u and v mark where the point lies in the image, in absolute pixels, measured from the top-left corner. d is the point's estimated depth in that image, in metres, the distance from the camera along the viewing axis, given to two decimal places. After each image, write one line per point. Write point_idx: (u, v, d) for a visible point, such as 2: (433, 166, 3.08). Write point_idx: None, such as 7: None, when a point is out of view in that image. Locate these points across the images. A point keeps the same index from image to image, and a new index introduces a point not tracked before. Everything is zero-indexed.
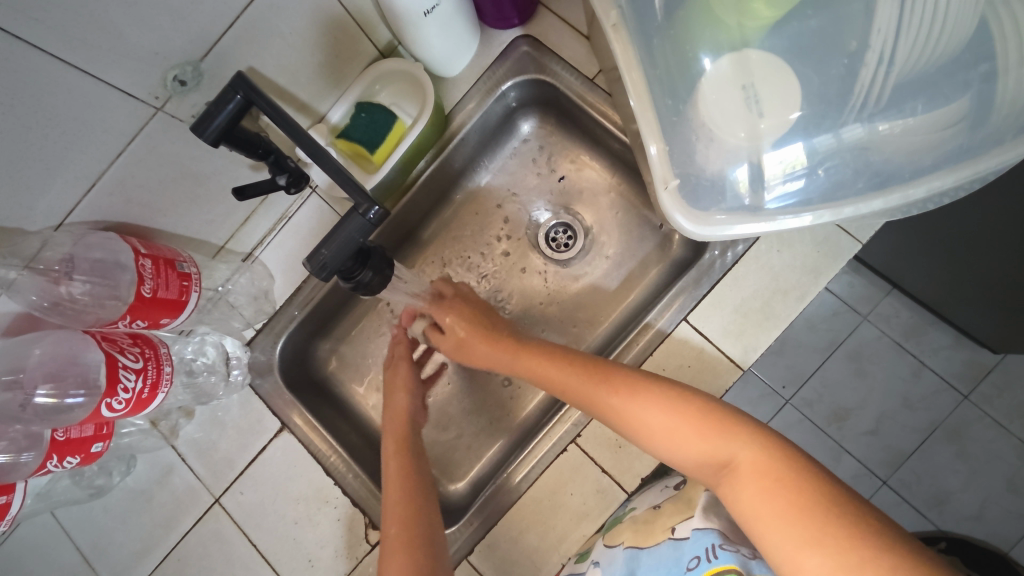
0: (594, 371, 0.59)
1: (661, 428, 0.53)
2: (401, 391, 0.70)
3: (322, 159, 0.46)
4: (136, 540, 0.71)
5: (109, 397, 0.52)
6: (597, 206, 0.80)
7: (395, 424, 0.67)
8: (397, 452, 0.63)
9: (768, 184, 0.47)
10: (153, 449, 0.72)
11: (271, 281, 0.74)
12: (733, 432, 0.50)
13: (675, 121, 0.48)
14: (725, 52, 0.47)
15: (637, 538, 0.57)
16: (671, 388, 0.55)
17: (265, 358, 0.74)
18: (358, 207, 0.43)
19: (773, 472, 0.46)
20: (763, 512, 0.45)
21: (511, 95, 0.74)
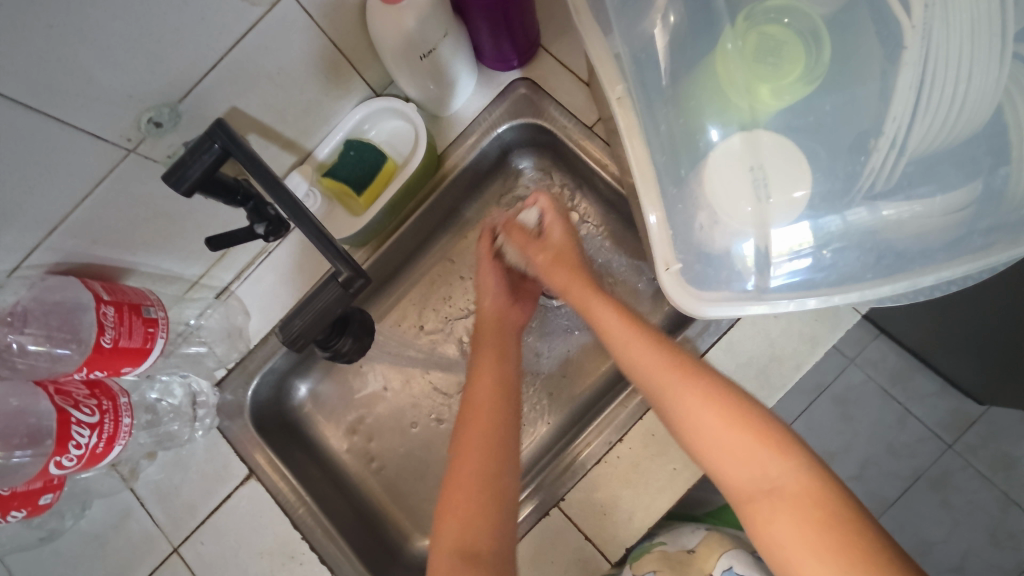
0: (657, 346, 0.53)
1: (719, 426, 0.47)
2: (488, 294, 0.69)
3: (305, 218, 0.44)
4: None
5: (59, 455, 0.48)
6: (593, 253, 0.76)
7: (487, 387, 0.59)
8: (482, 414, 0.57)
9: (774, 262, 0.45)
10: (111, 493, 0.69)
11: (246, 318, 0.71)
12: (790, 453, 0.46)
13: (675, 194, 0.47)
14: (735, 130, 0.45)
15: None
16: (735, 389, 0.49)
17: (235, 399, 0.70)
18: (337, 274, 0.40)
19: (826, 509, 0.43)
20: (804, 550, 0.42)
21: (506, 137, 0.72)
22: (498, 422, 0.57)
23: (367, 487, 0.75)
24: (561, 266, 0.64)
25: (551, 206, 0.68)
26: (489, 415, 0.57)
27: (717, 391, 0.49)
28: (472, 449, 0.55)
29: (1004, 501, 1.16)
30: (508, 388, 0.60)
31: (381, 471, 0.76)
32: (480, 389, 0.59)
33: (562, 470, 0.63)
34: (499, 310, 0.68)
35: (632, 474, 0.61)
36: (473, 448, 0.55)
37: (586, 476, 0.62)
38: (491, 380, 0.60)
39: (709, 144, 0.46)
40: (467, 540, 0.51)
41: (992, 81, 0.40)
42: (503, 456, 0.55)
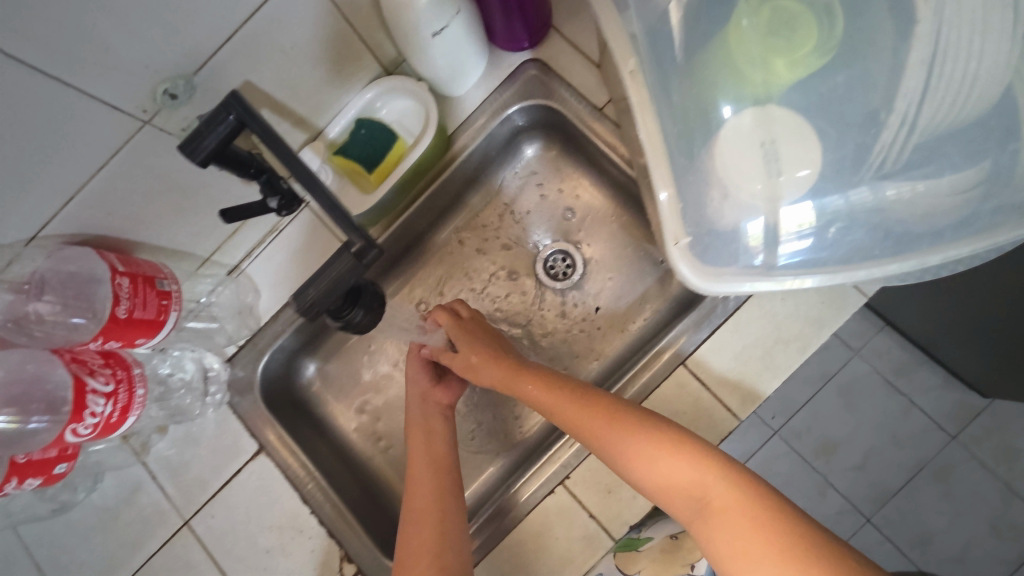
0: (572, 397, 0.57)
1: (641, 465, 0.51)
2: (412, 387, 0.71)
3: (319, 190, 0.45)
4: (100, 560, 0.69)
5: (75, 423, 0.49)
6: (598, 236, 0.77)
7: (423, 457, 0.65)
8: (422, 507, 0.60)
9: (781, 239, 0.45)
10: (123, 466, 0.70)
11: (257, 296, 0.72)
12: (710, 466, 0.49)
13: (686, 165, 0.45)
14: (747, 104, 0.46)
15: (657, 569, 0.57)
16: (651, 419, 0.53)
17: (246, 375, 0.71)
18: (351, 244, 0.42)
19: (752, 511, 0.46)
20: (741, 555, 0.44)
21: (518, 120, 0.73)
22: (437, 492, 0.61)
23: (373, 466, 0.76)
24: (480, 342, 0.67)
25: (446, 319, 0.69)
26: (427, 505, 0.60)
27: (634, 427, 0.52)
28: (423, 523, 0.59)
29: (1006, 493, 1.16)
30: (441, 459, 0.65)
31: (388, 451, 0.77)
32: (419, 461, 0.64)
33: (567, 449, 0.64)
34: (424, 394, 0.71)
35: None
36: (416, 538, 0.58)
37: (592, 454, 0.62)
38: (427, 454, 0.65)
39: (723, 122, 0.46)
40: None
41: (1004, 60, 0.40)
42: (443, 515, 0.60)
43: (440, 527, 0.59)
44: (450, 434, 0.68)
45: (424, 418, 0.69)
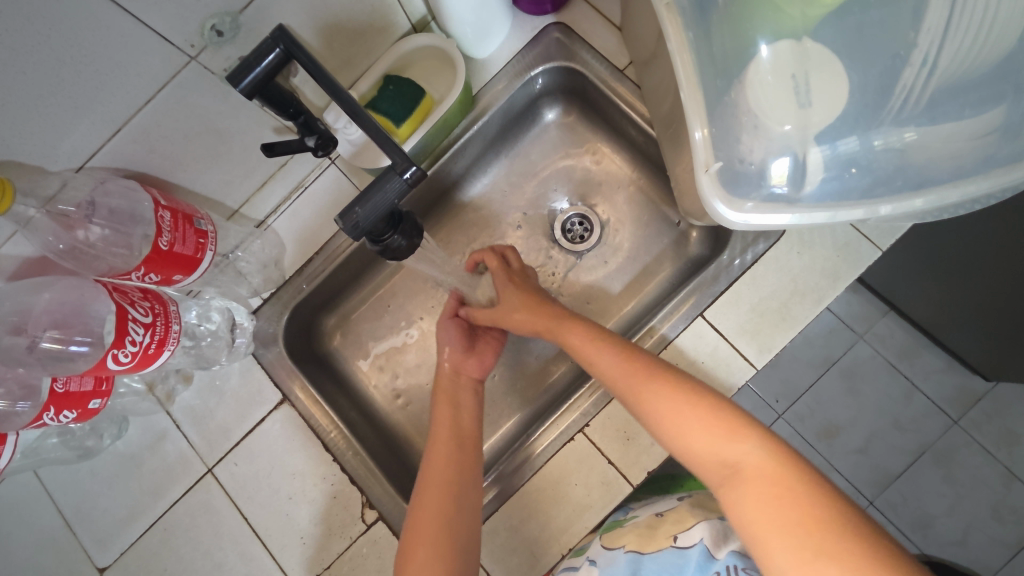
0: (617, 356, 0.58)
1: (676, 424, 0.52)
2: (443, 351, 0.72)
3: (360, 118, 0.43)
4: (123, 507, 0.71)
5: (116, 349, 0.50)
6: (614, 200, 0.79)
7: (448, 429, 0.64)
8: (436, 474, 0.60)
9: (808, 174, 0.46)
10: (147, 414, 0.72)
11: (282, 250, 0.73)
12: (747, 434, 0.49)
13: (718, 106, 0.46)
14: (781, 39, 0.45)
15: (638, 543, 0.59)
16: (692, 386, 0.54)
17: (271, 327, 0.73)
18: (394, 165, 0.42)
19: (783, 479, 0.45)
20: (762, 520, 0.44)
21: (540, 82, 0.74)
22: (453, 461, 0.61)
23: (392, 423, 0.77)
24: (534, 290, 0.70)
25: (498, 264, 0.72)
26: (443, 468, 0.60)
27: (675, 388, 0.54)
28: (431, 490, 0.59)
29: (1007, 476, 1.18)
30: (464, 430, 0.65)
31: (406, 408, 0.78)
32: (442, 429, 0.64)
33: (586, 397, 0.65)
34: (455, 365, 0.71)
35: None
36: (428, 498, 0.59)
37: (611, 403, 0.64)
38: (450, 426, 0.64)
39: (760, 59, 0.45)
40: None
41: None
42: (457, 480, 0.60)
43: (452, 493, 0.59)
44: (477, 406, 0.68)
45: (453, 384, 0.69)
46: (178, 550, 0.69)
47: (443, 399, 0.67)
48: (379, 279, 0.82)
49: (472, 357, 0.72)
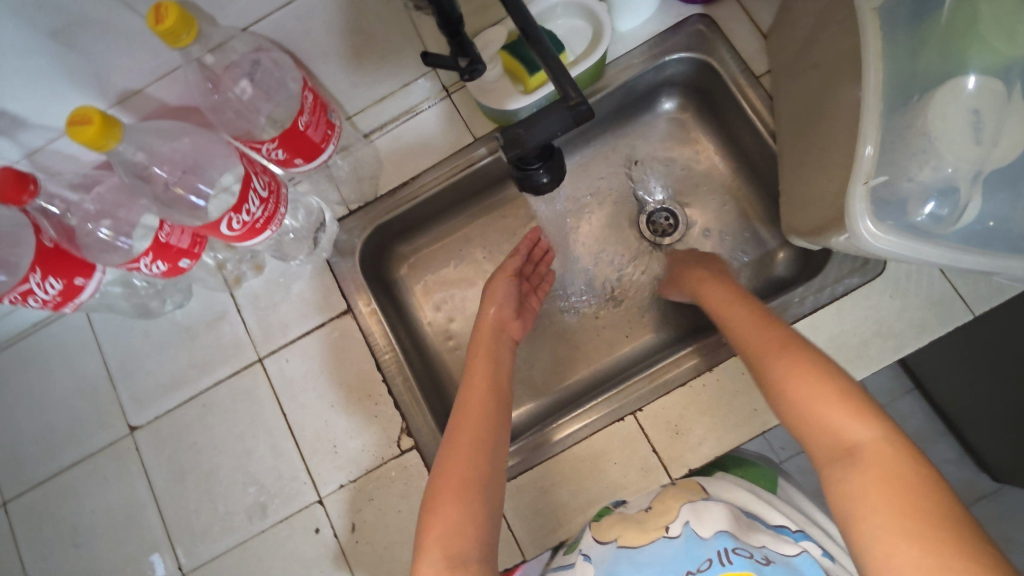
0: (754, 318, 0.57)
1: (786, 388, 0.49)
2: (494, 302, 0.69)
3: (543, 53, 0.43)
4: (169, 374, 0.72)
5: (233, 213, 0.51)
6: (707, 203, 0.79)
7: (485, 382, 0.61)
8: (470, 427, 0.56)
9: (960, 220, 0.45)
10: (212, 291, 0.73)
11: (379, 168, 0.74)
12: (860, 414, 0.45)
13: (893, 123, 0.46)
14: (990, 72, 0.45)
15: (631, 536, 0.54)
16: (827, 361, 0.50)
17: (350, 240, 0.73)
18: (568, 98, 0.42)
19: (897, 468, 0.41)
20: (864, 509, 0.41)
21: (671, 69, 0.74)
22: (488, 411, 0.58)
23: (439, 361, 0.78)
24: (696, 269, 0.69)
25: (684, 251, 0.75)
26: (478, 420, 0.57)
27: (801, 356, 0.51)
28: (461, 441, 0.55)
29: None
30: (502, 386, 0.62)
31: (455, 351, 0.78)
32: (478, 380, 0.61)
33: (644, 384, 0.65)
34: (501, 321, 0.69)
35: (714, 403, 0.63)
36: (461, 447, 0.55)
37: (669, 395, 0.64)
38: (488, 378, 0.61)
39: (964, 88, 0.45)
40: (453, 549, 0.49)
41: None
42: (492, 442, 0.56)
43: (484, 451, 0.55)
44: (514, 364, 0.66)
45: (493, 339, 0.67)
46: (212, 427, 0.71)
47: (484, 352, 0.65)
48: (459, 223, 0.82)
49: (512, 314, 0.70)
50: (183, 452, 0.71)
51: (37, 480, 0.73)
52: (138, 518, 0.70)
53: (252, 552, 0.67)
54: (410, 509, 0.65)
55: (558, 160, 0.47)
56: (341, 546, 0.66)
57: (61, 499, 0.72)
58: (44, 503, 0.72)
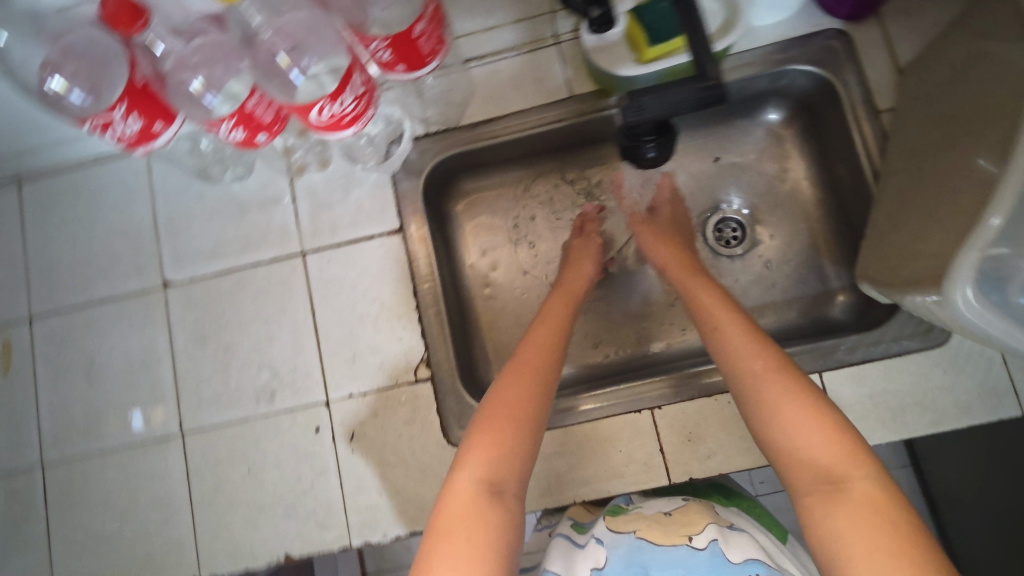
0: (740, 327, 0.51)
1: (775, 415, 0.45)
2: (588, 257, 0.69)
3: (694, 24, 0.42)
4: (212, 242, 0.73)
5: (327, 101, 0.51)
6: (783, 225, 0.76)
7: (553, 323, 0.59)
8: (531, 362, 0.54)
9: None
10: (274, 173, 0.73)
11: (467, 98, 0.72)
12: (857, 458, 0.41)
13: None
14: None
15: (652, 534, 0.48)
16: (822, 394, 0.45)
17: (420, 161, 0.72)
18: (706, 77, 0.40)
19: (885, 509, 0.38)
20: (854, 560, 0.37)
21: (789, 80, 0.71)
22: (551, 352, 0.55)
23: (472, 305, 0.77)
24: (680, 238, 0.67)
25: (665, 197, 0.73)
26: (542, 356, 0.54)
27: (792, 383, 0.46)
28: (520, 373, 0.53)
29: None
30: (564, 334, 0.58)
31: (489, 299, 0.78)
32: (553, 320, 0.59)
33: (670, 384, 0.64)
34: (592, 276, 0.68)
35: (734, 422, 0.63)
36: (517, 375, 0.52)
37: (691, 401, 0.63)
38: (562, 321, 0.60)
39: None
40: (496, 474, 0.46)
41: None
42: (550, 377, 0.53)
43: (546, 389, 0.52)
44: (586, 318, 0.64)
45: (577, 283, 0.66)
46: (241, 303, 0.72)
47: (562, 299, 0.63)
48: (527, 175, 0.80)
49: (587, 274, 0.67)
50: (209, 320, 0.72)
51: (65, 306, 0.74)
52: (152, 370, 0.72)
53: (251, 431, 0.69)
54: (411, 436, 0.67)
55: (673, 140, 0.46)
56: (337, 451, 0.67)
57: (84, 330, 0.73)
58: (68, 329, 0.74)
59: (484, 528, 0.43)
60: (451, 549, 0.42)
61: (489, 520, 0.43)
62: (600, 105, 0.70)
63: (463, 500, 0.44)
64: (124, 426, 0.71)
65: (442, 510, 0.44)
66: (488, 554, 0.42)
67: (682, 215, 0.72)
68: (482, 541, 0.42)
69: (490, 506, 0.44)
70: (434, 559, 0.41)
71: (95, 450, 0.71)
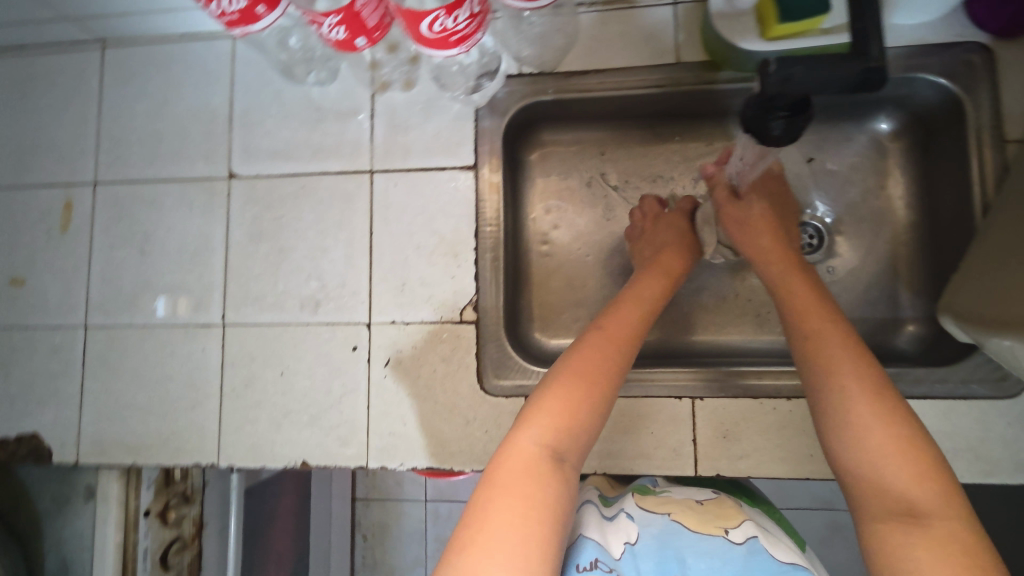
0: (835, 334, 0.48)
1: (860, 436, 0.43)
2: (687, 240, 0.66)
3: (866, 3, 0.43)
4: (282, 142, 0.72)
5: (443, 14, 0.49)
6: (866, 241, 0.72)
7: (633, 297, 0.57)
8: (607, 333, 0.52)
9: None
10: (356, 84, 0.71)
11: (569, 43, 0.68)
12: (944, 496, 0.39)
13: None
14: None
15: (687, 520, 0.51)
16: (915, 422, 0.43)
17: (507, 101, 0.69)
18: (870, 56, 0.42)
19: (969, 555, 0.36)
20: None
21: (912, 89, 0.66)
22: (630, 328, 0.54)
23: (527, 258, 0.75)
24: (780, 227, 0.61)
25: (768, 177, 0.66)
26: (619, 330, 0.53)
27: (884, 404, 0.43)
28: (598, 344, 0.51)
29: None
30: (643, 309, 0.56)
31: (545, 256, 0.76)
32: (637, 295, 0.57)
33: (717, 377, 0.62)
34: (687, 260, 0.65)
35: (774, 429, 0.61)
36: (589, 345, 0.51)
37: (735, 399, 0.62)
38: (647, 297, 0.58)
39: None
40: (556, 440, 0.45)
41: None
42: (622, 350, 0.51)
43: (612, 360, 0.50)
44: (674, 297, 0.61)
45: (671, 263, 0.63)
46: (302, 209, 0.71)
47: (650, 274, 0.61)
48: (609, 137, 0.76)
49: (682, 252, 0.64)
50: (267, 219, 0.71)
51: (130, 177, 0.74)
52: (204, 257, 0.72)
53: (290, 337, 0.69)
54: (446, 374, 0.67)
55: (804, 119, 0.46)
56: (370, 374, 0.68)
57: (144, 205, 0.74)
58: (129, 201, 0.74)
59: (539, 490, 0.43)
60: (506, 504, 0.41)
61: (546, 483, 0.43)
62: (705, 77, 0.66)
63: (522, 461, 0.44)
64: (169, 306, 0.72)
65: (500, 464, 0.44)
66: (543, 517, 0.41)
67: (785, 201, 0.65)
68: (537, 503, 0.42)
69: (546, 469, 0.44)
70: (488, 509, 0.41)
71: (137, 323, 0.72)
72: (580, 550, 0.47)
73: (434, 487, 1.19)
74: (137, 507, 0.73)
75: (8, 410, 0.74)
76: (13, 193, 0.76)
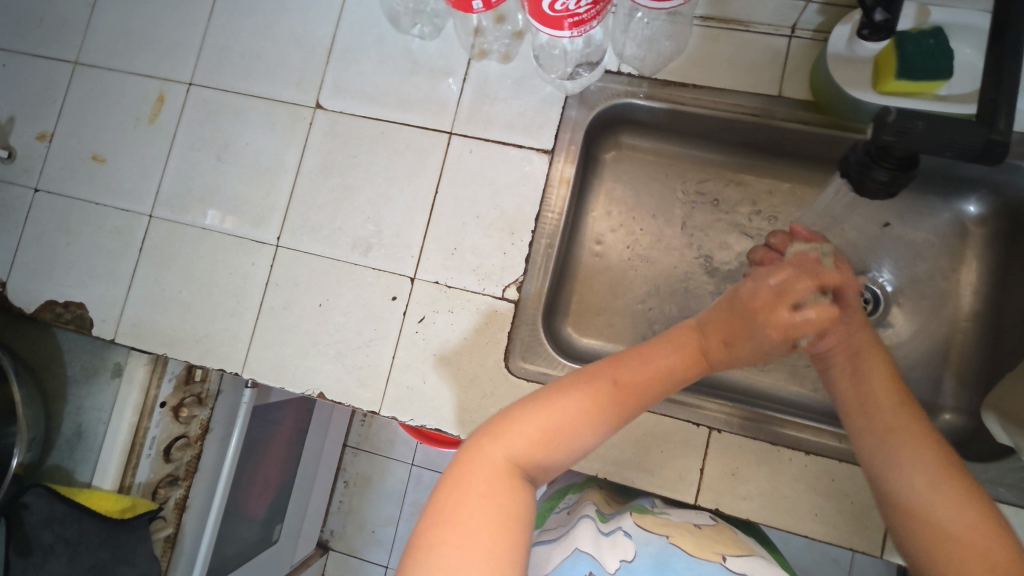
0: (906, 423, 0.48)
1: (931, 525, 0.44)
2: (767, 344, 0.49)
3: (1007, 73, 0.42)
4: (372, 85, 0.73)
5: None
6: (922, 319, 0.70)
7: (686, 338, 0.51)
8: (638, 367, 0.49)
9: None
10: (456, 45, 0.72)
11: (674, 53, 0.68)
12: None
13: None
14: None
15: (686, 542, 0.51)
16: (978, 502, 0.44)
17: (599, 95, 0.69)
18: (995, 128, 0.41)
19: None
20: None
21: (1015, 178, 0.63)
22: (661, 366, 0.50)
23: (577, 253, 0.76)
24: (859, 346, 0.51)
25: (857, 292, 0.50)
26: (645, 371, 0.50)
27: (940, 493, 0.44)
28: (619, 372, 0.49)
29: None
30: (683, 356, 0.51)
31: (596, 256, 0.76)
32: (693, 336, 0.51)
33: (740, 414, 0.61)
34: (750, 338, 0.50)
35: (784, 480, 0.60)
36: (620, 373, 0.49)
37: (753, 440, 0.61)
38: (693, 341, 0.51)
39: None
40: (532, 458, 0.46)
41: None
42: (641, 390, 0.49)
43: (626, 396, 0.49)
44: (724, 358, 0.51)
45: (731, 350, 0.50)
46: (376, 154, 0.72)
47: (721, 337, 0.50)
48: (688, 153, 0.76)
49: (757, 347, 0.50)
50: (340, 157, 0.73)
51: (223, 86, 0.77)
52: (273, 177, 0.74)
53: (336, 273, 0.71)
54: (475, 345, 0.68)
55: (908, 176, 0.46)
56: (402, 327, 0.69)
57: (229, 115, 0.76)
58: (216, 108, 0.77)
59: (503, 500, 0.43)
60: (474, 509, 0.42)
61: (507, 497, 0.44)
62: (801, 116, 0.65)
63: (497, 472, 0.45)
64: (229, 216, 0.74)
65: (473, 467, 0.45)
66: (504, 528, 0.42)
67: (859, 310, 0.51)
68: (505, 516, 0.43)
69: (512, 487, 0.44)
70: (460, 509, 0.42)
71: (197, 224, 0.75)
72: (575, 563, 0.50)
73: (424, 454, 1.21)
74: (156, 397, 0.76)
75: (62, 276, 0.77)
76: (112, 74, 0.79)
